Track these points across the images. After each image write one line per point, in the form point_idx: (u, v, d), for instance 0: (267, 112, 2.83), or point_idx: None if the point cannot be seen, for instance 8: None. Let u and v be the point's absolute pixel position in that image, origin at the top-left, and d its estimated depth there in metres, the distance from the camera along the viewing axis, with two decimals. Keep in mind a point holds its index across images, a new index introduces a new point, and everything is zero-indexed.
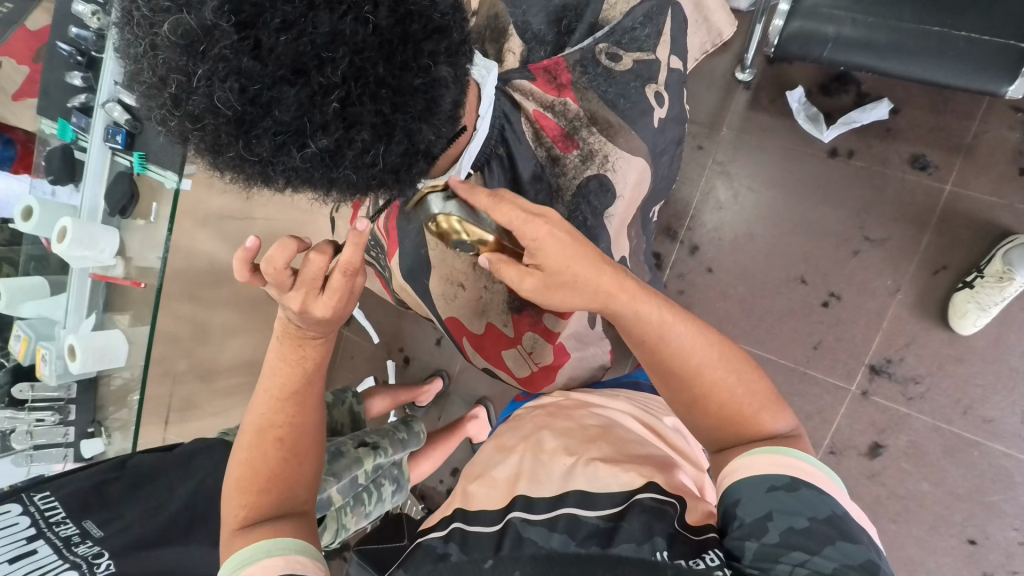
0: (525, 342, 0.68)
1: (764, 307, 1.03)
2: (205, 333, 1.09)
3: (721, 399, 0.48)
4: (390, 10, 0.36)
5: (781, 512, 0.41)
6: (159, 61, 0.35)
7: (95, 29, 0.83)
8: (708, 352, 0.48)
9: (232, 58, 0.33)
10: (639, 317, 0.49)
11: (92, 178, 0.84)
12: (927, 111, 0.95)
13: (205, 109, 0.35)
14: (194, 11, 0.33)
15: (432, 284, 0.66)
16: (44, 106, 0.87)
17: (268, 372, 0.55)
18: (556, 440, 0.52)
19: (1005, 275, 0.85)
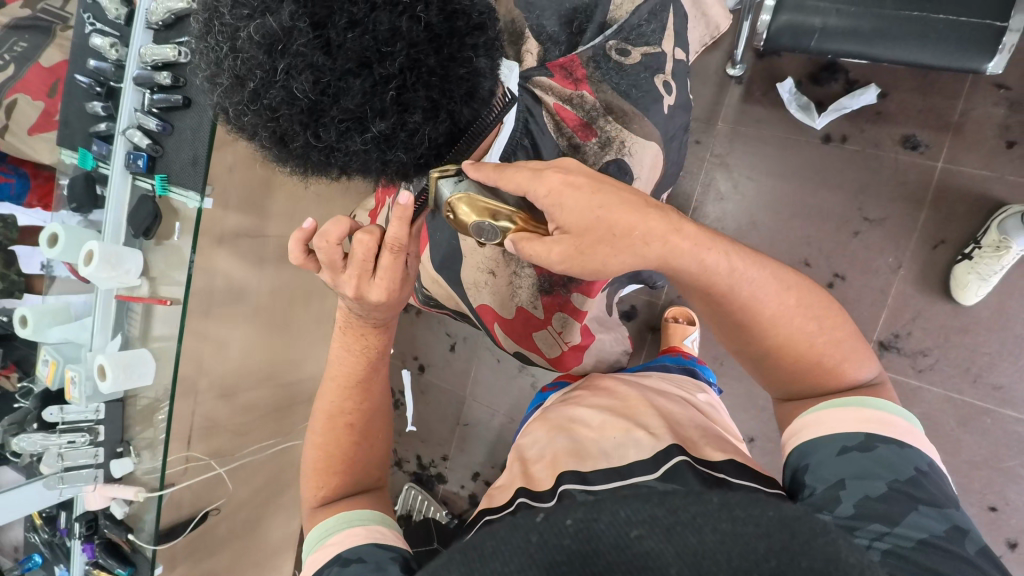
0: (555, 322, 0.71)
1: None
2: (225, 351, 1.09)
3: (800, 349, 0.52)
4: (440, 9, 0.39)
5: (854, 476, 0.43)
6: (241, 62, 0.38)
7: (113, 60, 0.85)
8: (788, 301, 0.51)
9: (308, 55, 0.36)
10: (704, 269, 0.49)
11: (114, 202, 0.86)
12: (915, 93, 0.98)
13: (282, 101, 0.37)
14: (275, 15, 0.36)
15: (464, 272, 0.67)
16: (65, 136, 0.90)
17: (334, 360, 0.63)
18: (593, 413, 0.55)
19: (1002, 243, 0.88)
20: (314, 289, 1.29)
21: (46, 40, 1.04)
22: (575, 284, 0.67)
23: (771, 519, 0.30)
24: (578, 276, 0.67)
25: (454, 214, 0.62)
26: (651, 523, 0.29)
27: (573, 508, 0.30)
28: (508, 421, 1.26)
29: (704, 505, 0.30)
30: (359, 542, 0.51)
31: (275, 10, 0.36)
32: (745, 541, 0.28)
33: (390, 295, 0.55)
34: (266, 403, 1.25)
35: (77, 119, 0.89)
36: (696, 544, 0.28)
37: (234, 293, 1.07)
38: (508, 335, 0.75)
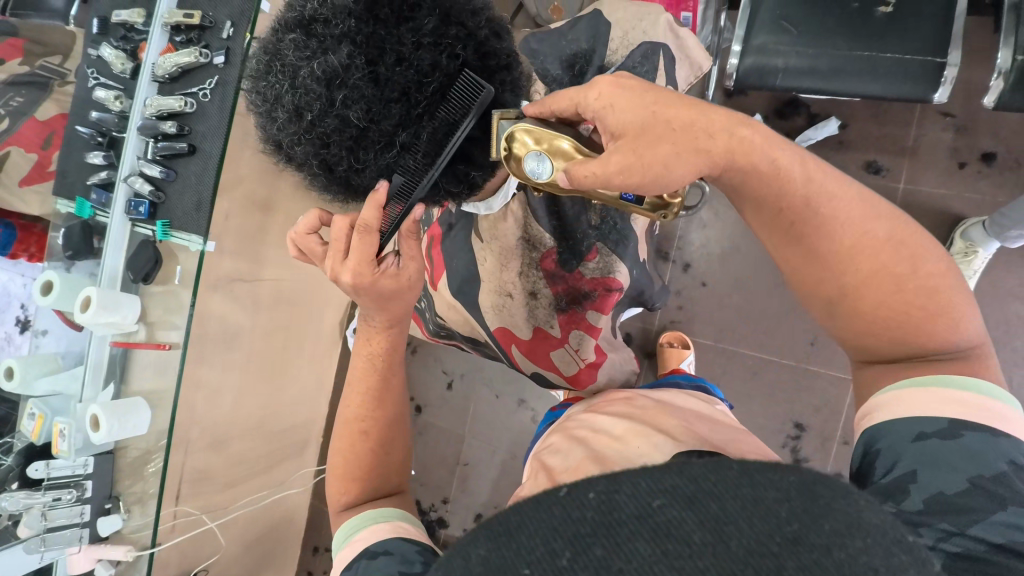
0: (571, 341, 0.74)
1: (759, 311, 1.06)
2: (218, 397, 1.06)
3: (878, 297, 0.48)
4: (475, 51, 0.45)
5: (931, 466, 0.43)
6: (298, 96, 0.41)
7: (117, 111, 0.88)
8: (873, 236, 0.48)
9: (363, 88, 0.41)
10: (777, 168, 0.48)
11: (113, 247, 0.86)
12: (871, 122, 1.07)
13: (335, 129, 0.42)
14: (333, 54, 0.40)
15: (482, 297, 0.72)
16: (65, 187, 0.92)
17: (349, 365, 0.63)
18: (615, 419, 0.57)
19: (969, 250, 0.96)
20: (306, 333, 1.28)
21: (43, 94, 1.05)
22: (590, 301, 0.72)
23: (791, 483, 0.29)
24: (592, 293, 0.71)
25: (472, 241, 0.69)
26: (671, 492, 0.28)
27: (595, 482, 0.29)
28: (508, 457, 1.24)
29: (723, 472, 0.29)
30: (386, 537, 0.52)
31: (333, 50, 0.40)
32: (764, 504, 0.28)
33: (363, 279, 0.54)
34: (257, 452, 1.20)
35: (78, 170, 0.91)
36: (717, 510, 0.27)
37: (228, 338, 1.05)
38: (525, 357, 0.76)
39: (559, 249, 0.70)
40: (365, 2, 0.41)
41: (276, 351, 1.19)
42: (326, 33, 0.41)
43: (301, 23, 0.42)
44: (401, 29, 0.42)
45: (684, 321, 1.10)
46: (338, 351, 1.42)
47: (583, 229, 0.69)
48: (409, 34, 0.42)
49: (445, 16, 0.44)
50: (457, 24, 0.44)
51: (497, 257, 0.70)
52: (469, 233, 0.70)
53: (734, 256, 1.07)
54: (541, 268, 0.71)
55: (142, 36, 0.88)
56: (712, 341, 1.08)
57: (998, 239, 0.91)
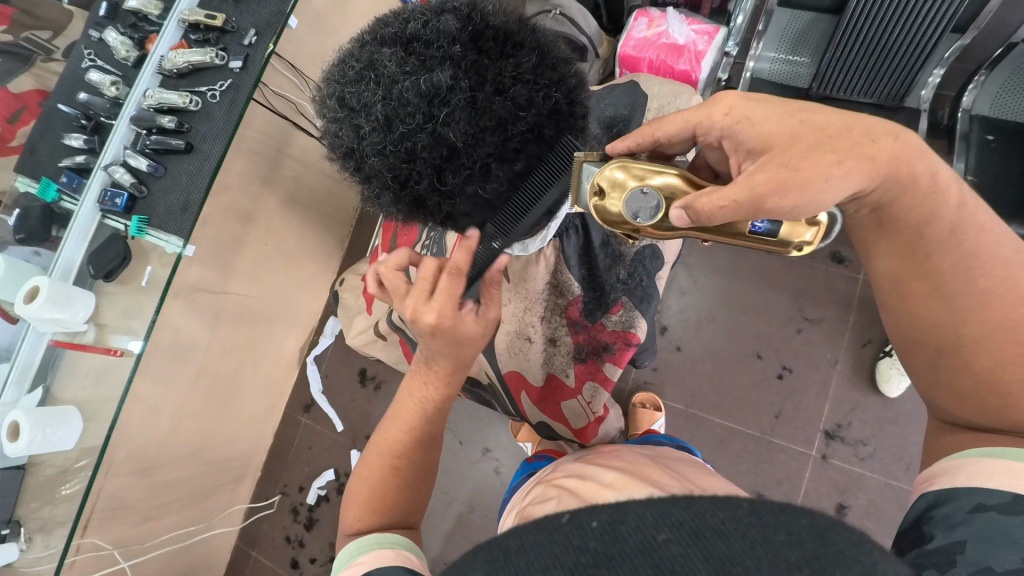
0: (585, 392, 0.73)
1: (729, 381, 1.09)
2: (156, 414, 0.96)
3: (1006, 355, 0.42)
4: (565, 94, 0.47)
5: (979, 540, 0.38)
6: (394, 107, 0.42)
7: (110, 97, 0.83)
8: (1017, 291, 0.42)
9: (461, 111, 0.42)
10: (937, 188, 0.42)
11: (75, 237, 0.78)
12: None
13: (425, 145, 0.42)
14: (437, 74, 0.41)
15: (497, 338, 0.71)
16: (31, 166, 0.84)
17: (397, 404, 0.59)
18: (618, 472, 0.54)
19: None
20: (266, 354, 1.20)
21: (19, 68, 0.98)
22: (609, 354, 0.71)
23: (804, 528, 0.24)
24: (610, 346, 0.71)
25: (501, 283, 0.70)
26: (676, 525, 0.23)
27: (599, 510, 0.26)
28: (466, 508, 1.17)
29: (732, 510, 0.24)
30: (389, 563, 0.48)
31: (437, 69, 0.41)
32: (773, 547, 0.22)
33: (444, 321, 0.51)
34: (188, 481, 1.08)
35: (52, 150, 0.84)
36: (724, 550, 0.22)
37: (179, 352, 0.96)
38: (535, 405, 0.74)
39: (586, 299, 0.71)
40: (470, 32, 0.43)
41: (228, 371, 1.10)
42: (430, 53, 0.42)
43: (401, 41, 0.43)
44: (504, 62, 0.43)
45: (658, 383, 1.12)
46: (295, 378, 1.32)
47: (611, 281, 0.70)
48: (510, 68, 0.43)
49: (542, 58, 0.46)
50: (552, 68, 0.46)
51: (521, 301, 0.71)
52: None
53: (709, 325, 1.11)
54: (565, 315, 0.72)
55: (154, 28, 0.85)
56: (683, 406, 1.10)
57: None
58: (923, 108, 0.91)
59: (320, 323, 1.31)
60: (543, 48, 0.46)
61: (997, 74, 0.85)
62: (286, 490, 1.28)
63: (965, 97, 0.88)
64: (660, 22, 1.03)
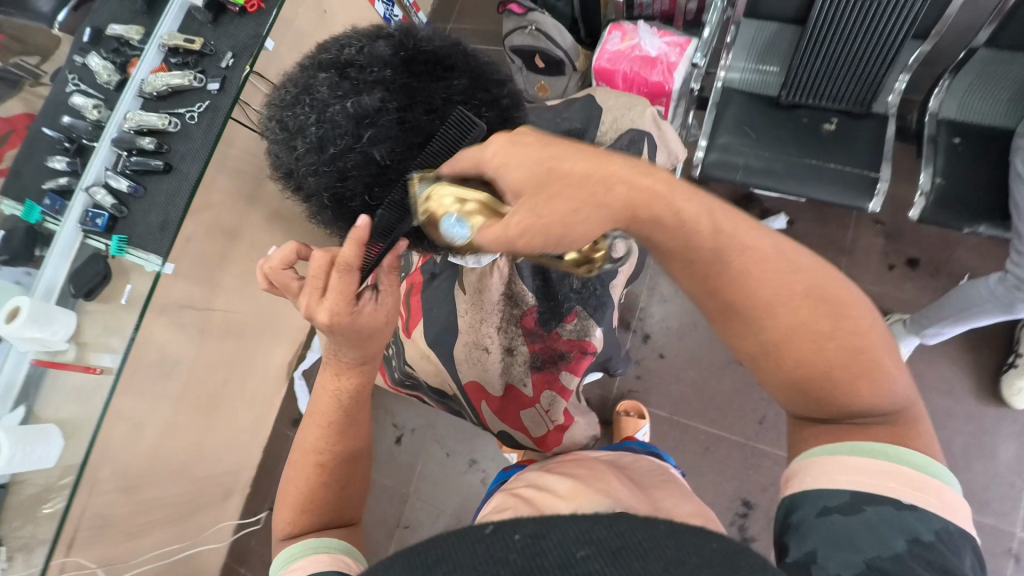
0: (543, 401, 0.73)
1: (712, 388, 1.09)
2: (140, 431, 0.97)
3: (804, 357, 0.39)
4: (499, 114, 0.48)
5: (828, 545, 0.35)
6: (326, 130, 0.44)
7: (92, 120, 0.85)
8: (790, 293, 0.39)
9: (387, 131, 0.44)
10: (684, 221, 0.39)
11: (57, 256, 0.80)
12: (815, 222, 1.10)
13: (356, 163, 0.45)
14: (365, 98, 0.43)
15: (456, 348, 0.72)
16: (17, 189, 0.86)
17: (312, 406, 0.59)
18: (575, 480, 0.55)
19: None
20: (254, 370, 1.21)
21: (12, 90, 1.01)
22: (565, 362, 0.72)
23: (714, 551, 0.27)
24: (567, 354, 0.72)
25: (456, 292, 0.71)
26: (597, 543, 0.26)
27: (525, 524, 0.28)
28: (453, 521, 1.17)
29: (650, 531, 0.27)
30: (323, 568, 0.48)
31: (366, 93, 0.44)
32: (686, 570, 0.25)
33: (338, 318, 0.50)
34: (176, 496, 1.09)
35: (36, 173, 0.86)
36: (638, 567, 0.25)
37: (163, 369, 0.97)
38: (496, 412, 0.75)
39: (541, 309, 0.71)
40: (403, 58, 0.45)
41: (215, 387, 1.11)
42: (361, 78, 0.44)
43: (336, 66, 0.45)
44: (434, 83, 0.45)
45: (642, 391, 1.12)
46: (284, 393, 1.33)
47: (564, 291, 0.70)
48: (440, 91, 0.45)
49: (474, 80, 0.47)
50: (485, 89, 0.48)
51: (477, 312, 0.71)
52: (453, 283, 0.72)
53: (691, 333, 1.12)
54: (521, 325, 0.72)
55: (135, 52, 0.87)
56: (667, 413, 1.10)
57: (918, 336, 0.92)
58: (892, 113, 0.92)
59: (307, 338, 1.33)
60: (478, 70, 0.48)
61: (961, 78, 0.87)
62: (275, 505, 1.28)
63: (932, 101, 0.89)
64: (633, 34, 1.06)
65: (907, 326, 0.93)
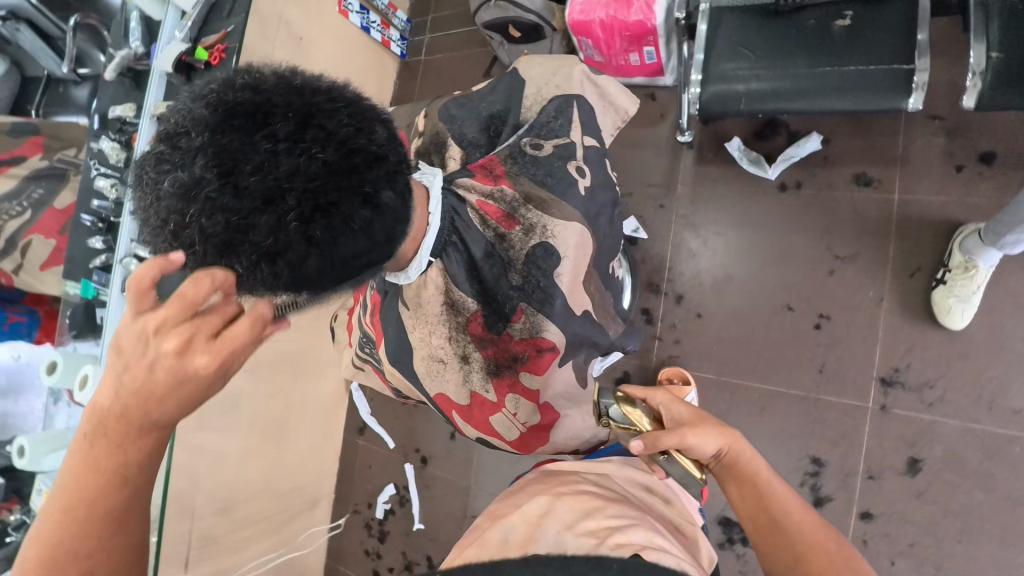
0: (508, 405, 0.62)
1: (760, 341, 0.98)
2: (221, 460, 1.07)
3: (819, 563, 0.44)
4: (344, 149, 0.40)
5: None
6: (162, 210, 0.39)
7: (114, 198, 0.95)
8: (809, 524, 0.47)
9: (215, 200, 0.37)
10: (739, 454, 0.51)
11: (112, 326, 0.91)
12: (855, 134, 0.95)
13: (198, 239, 0.38)
14: (187, 170, 0.37)
15: (415, 364, 0.64)
16: (70, 271, 0.97)
17: (70, 486, 0.37)
18: (566, 509, 0.46)
19: (969, 264, 0.81)
20: (311, 389, 1.30)
21: (60, 184, 1.12)
22: (521, 364, 0.60)
23: None
24: (521, 356, 0.60)
25: (400, 311, 0.62)
26: None
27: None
28: None
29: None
30: None
31: (187, 164, 0.37)
32: None
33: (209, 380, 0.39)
34: (265, 512, 1.19)
35: (82, 255, 0.97)
36: None
37: (228, 404, 1.08)
38: (467, 423, 0.66)
39: (484, 312, 0.60)
40: (220, 114, 0.38)
41: (279, 412, 1.21)
42: (184, 144, 0.38)
43: (166, 134, 0.40)
44: (257, 138, 0.37)
45: (683, 356, 1.03)
46: (345, 405, 1.42)
47: (504, 289, 0.59)
48: (265, 143, 0.37)
49: (307, 118, 0.39)
50: (316, 126, 0.39)
51: (423, 326, 0.61)
52: (399, 300, 0.63)
53: (728, 286, 1.01)
54: (469, 333, 0.60)
55: (134, 128, 0.95)
56: (714, 375, 1.01)
57: (997, 248, 0.77)
58: None
59: None
60: (309, 106, 0.40)
61: None
62: (357, 508, 1.38)
63: None
64: None
65: (984, 236, 0.78)
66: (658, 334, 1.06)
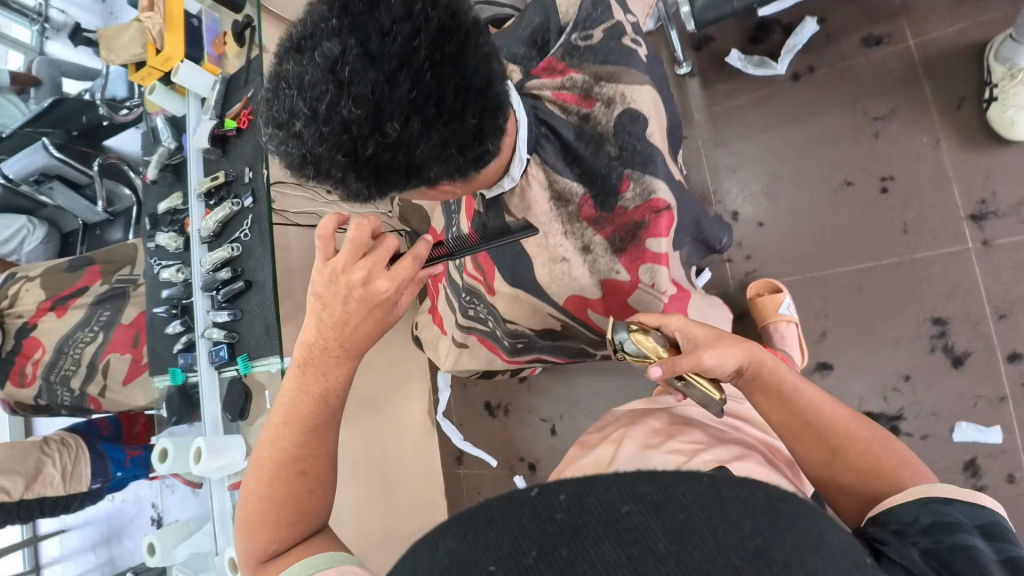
0: (644, 278, 0.62)
1: (832, 225, 0.95)
2: (338, 514, 1.04)
3: (858, 453, 0.45)
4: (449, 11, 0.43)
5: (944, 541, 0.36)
6: (311, 97, 0.41)
7: (182, 281, 0.99)
8: (845, 421, 0.46)
9: (360, 65, 0.40)
10: (770, 374, 0.50)
11: (208, 399, 0.92)
12: (847, 5, 0.98)
13: (350, 110, 0.40)
14: (328, 48, 0.40)
15: (538, 273, 0.65)
16: (157, 365, 0.99)
17: (290, 404, 0.51)
18: (645, 433, 0.56)
19: (1012, 70, 0.82)
20: (401, 428, 1.28)
21: (124, 303, 1.11)
22: (643, 231, 0.61)
23: (759, 497, 0.24)
24: (641, 223, 0.60)
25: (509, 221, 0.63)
26: (640, 498, 0.23)
27: (566, 481, 0.25)
28: None
29: (692, 481, 0.24)
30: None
31: (326, 46, 0.40)
32: (727, 515, 0.23)
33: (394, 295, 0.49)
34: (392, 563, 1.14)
35: (162, 346, 1.00)
36: (681, 518, 0.23)
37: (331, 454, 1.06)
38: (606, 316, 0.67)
39: (593, 192, 0.61)
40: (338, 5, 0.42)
41: (378, 457, 1.18)
42: (316, 37, 0.42)
43: (292, 47, 0.43)
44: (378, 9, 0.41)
45: (759, 269, 1.00)
46: (435, 441, 1.39)
47: (605, 162, 0.61)
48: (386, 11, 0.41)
49: None
50: None
51: (537, 231, 0.63)
52: (502, 214, 0.64)
53: (779, 186, 1.00)
54: (583, 219, 0.62)
55: (185, 213, 1.01)
56: (798, 275, 0.97)
57: None
58: None
59: (431, 382, 1.39)
60: None
61: None
62: None
63: None
64: None
65: (1018, 36, 0.80)
66: (726, 257, 1.03)
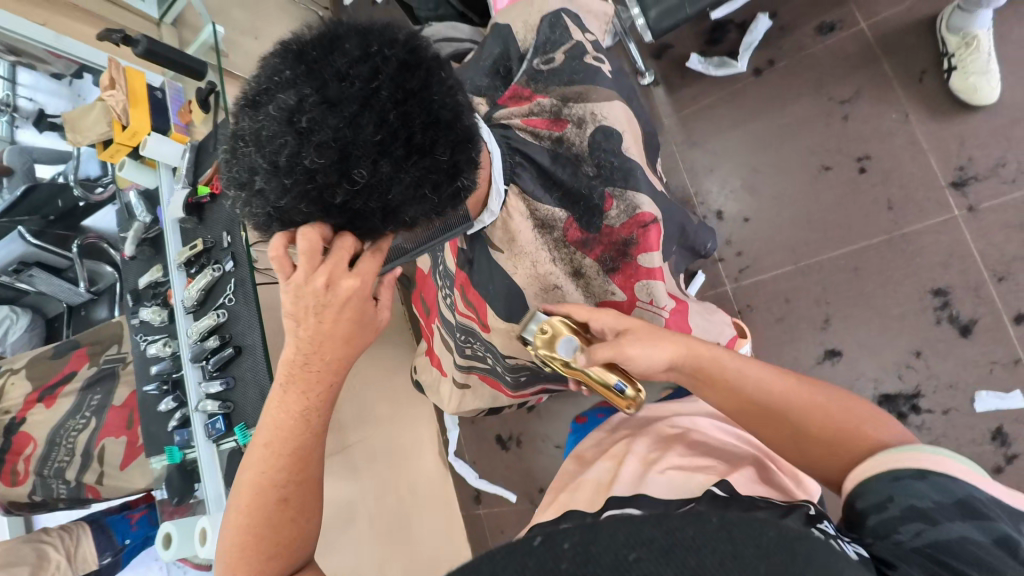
0: (640, 295, 0.62)
1: (818, 211, 0.95)
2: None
3: (818, 421, 0.46)
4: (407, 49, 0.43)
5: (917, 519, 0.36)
6: (272, 149, 0.40)
7: (170, 354, 0.96)
8: (797, 396, 0.48)
9: (319, 113, 0.39)
10: (715, 361, 0.52)
11: (209, 473, 0.87)
12: None
13: (315, 159, 0.40)
14: (285, 99, 0.39)
15: (533, 302, 0.64)
16: (152, 447, 0.95)
17: (273, 424, 0.52)
18: (646, 445, 0.56)
19: (967, 39, 0.84)
20: (413, 473, 1.24)
21: (115, 383, 1.07)
22: (633, 247, 0.61)
23: (770, 539, 0.27)
24: (629, 238, 0.61)
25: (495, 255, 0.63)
26: (650, 545, 0.25)
27: (574, 530, 0.26)
28: None
29: (701, 524, 0.26)
30: None
31: (283, 97, 0.40)
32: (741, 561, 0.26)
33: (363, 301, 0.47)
34: None
35: (156, 424, 0.96)
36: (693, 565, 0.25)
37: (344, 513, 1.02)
38: None
39: (576, 213, 0.62)
40: (293, 56, 0.41)
41: (393, 509, 1.14)
42: (273, 89, 0.41)
43: (249, 101, 0.43)
44: (333, 56, 0.40)
45: (752, 264, 0.99)
46: (450, 483, 1.34)
47: (585, 182, 0.61)
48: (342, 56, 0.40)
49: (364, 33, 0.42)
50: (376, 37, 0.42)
51: (526, 263, 0.63)
52: (487, 248, 0.64)
53: (758, 179, 1.00)
54: (570, 243, 0.62)
55: (166, 286, 0.99)
56: (792, 265, 0.96)
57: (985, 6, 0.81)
58: None
59: (439, 423, 1.35)
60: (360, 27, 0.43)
61: None
62: None
63: None
64: None
65: (966, 7, 0.83)
66: (717, 256, 1.02)
